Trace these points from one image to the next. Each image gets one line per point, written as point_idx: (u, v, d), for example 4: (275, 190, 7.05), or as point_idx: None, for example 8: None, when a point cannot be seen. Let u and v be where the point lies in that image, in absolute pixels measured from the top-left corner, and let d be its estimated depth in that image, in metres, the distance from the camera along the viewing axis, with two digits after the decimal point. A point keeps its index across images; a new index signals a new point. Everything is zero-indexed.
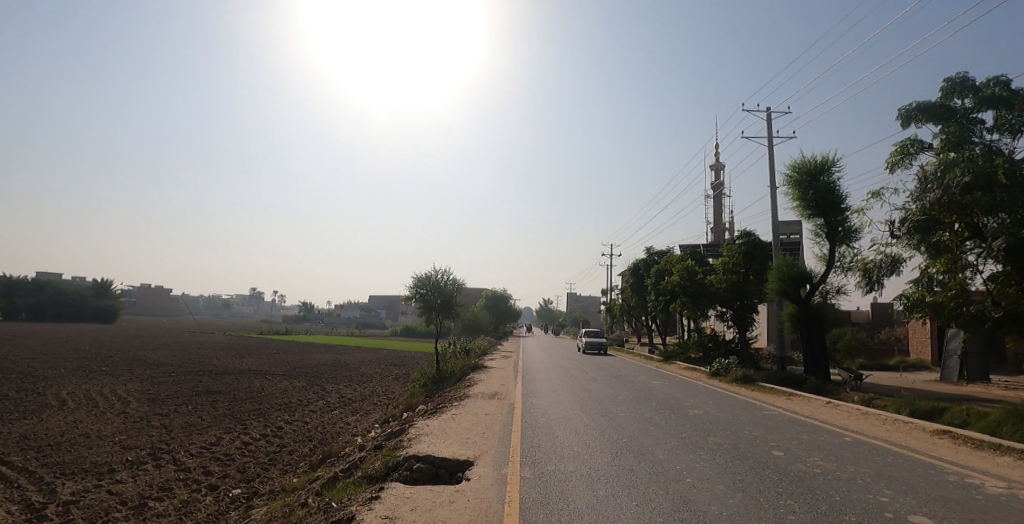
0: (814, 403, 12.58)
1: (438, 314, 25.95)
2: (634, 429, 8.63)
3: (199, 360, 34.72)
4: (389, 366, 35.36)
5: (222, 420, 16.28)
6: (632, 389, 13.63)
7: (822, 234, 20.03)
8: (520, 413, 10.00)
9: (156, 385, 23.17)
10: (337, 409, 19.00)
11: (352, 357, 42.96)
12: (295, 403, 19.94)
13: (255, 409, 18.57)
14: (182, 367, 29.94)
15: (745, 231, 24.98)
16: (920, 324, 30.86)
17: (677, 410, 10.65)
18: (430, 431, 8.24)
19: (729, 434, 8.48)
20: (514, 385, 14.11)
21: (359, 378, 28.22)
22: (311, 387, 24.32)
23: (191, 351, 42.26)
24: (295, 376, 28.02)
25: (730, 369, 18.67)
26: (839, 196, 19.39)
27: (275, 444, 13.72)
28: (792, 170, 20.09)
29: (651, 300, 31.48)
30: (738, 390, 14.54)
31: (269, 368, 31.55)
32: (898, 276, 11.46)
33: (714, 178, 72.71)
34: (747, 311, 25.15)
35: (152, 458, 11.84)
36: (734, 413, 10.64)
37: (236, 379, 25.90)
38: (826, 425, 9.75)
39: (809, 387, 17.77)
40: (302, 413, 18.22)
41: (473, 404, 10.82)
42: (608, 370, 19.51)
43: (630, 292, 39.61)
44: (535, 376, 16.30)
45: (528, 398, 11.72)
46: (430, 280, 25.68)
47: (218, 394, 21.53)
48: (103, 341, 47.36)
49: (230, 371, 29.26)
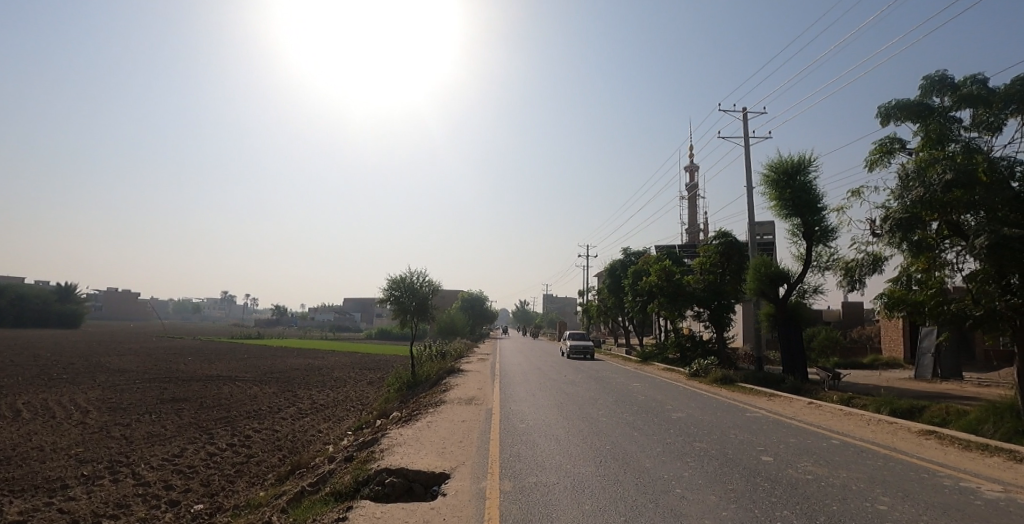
0: (796, 404, 12.44)
1: (414, 316, 25.33)
2: (618, 435, 8.27)
3: (165, 366, 33.34)
4: (366, 370, 34.48)
5: (187, 430, 15.36)
6: (613, 392, 13.31)
7: (799, 234, 20.10)
8: (498, 419, 9.54)
9: (116, 393, 21.99)
10: (309, 416, 18.23)
11: (327, 361, 41.86)
12: (265, 410, 19.08)
13: (222, 417, 17.64)
14: (146, 374, 28.65)
15: (722, 231, 25.05)
16: (891, 322, 31.45)
17: (660, 414, 10.33)
18: (403, 441, 7.72)
19: (716, 439, 8.18)
20: (492, 389, 13.65)
21: (333, 383, 27.36)
22: (282, 393, 23.44)
23: (157, 356, 40.55)
24: (267, 381, 27.03)
25: (710, 369, 18.55)
26: (816, 195, 19.50)
27: (241, 455, 12.92)
28: (769, 169, 20.11)
29: (629, 301, 31.33)
30: (719, 392, 14.35)
31: (239, 373, 30.47)
32: (879, 275, 11.41)
33: (691, 180, 73.53)
34: (725, 311, 25.17)
35: (110, 472, 10.89)
36: (717, 415, 10.39)
37: (203, 386, 24.84)
38: (812, 427, 9.54)
39: (787, 387, 17.75)
40: (271, 421, 17.34)
41: (449, 411, 10.32)
42: (588, 372, 19.21)
43: (608, 293, 39.57)
44: (514, 380, 15.88)
45: (507, 403, 11.26)
46: (404, 281, 25.06)
47: (184, 401, 20.52)
48: (64, 347, 45.19)
49: (197, 377, 28.12)
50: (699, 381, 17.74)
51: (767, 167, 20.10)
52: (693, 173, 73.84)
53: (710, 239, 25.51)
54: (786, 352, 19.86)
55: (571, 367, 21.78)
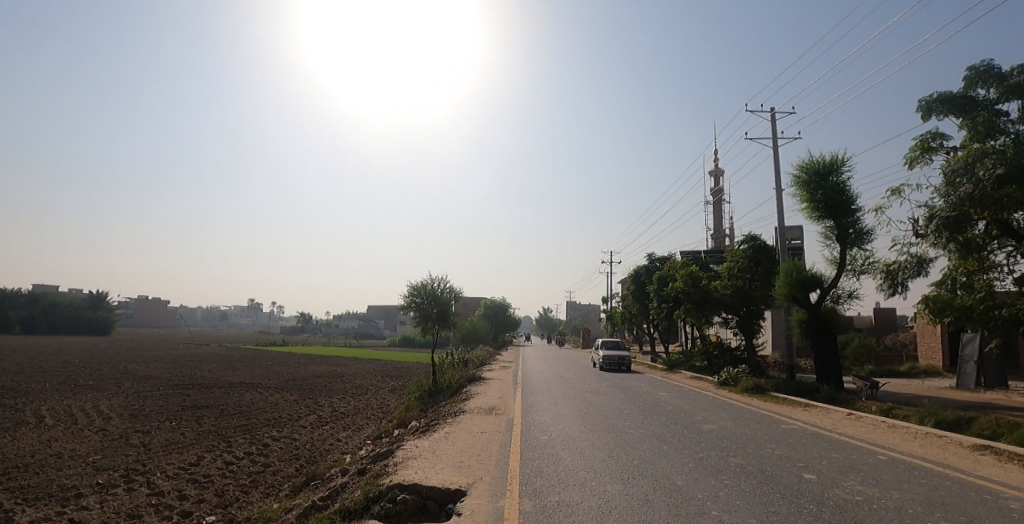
0: (835, 415, 11.73)
1: (435, 324, 25.12)
2: (645, 449, 7.79)
3: (190, 373, 33.86)
4: (386, 377, 34.40)
5: (206, 438, 15.43)
6: (638, 402, 12.79)
7: (832, 237, 19.29)
8: (519, 431, 9.14)
9: (140, 400, 22.27)
10: (328, 424, 18.10)
11: (348, 368, 42.03)
12: (285, 418, 19.03)
13: (241, 425, 17.66)
14: (171, 381, 29.08)
15: (751, 235, 24.27)
16: (929, 329, 30.06)
17: (690, 426, 9.79)
18: (420, 453, 7.38)
19: (751, 454, 7.64)
20: (513, 398, 13.26)
21: (353, 390, 27.27)
22: (303, 400, 23.44)
23: (182, 363, 41.25)
24: (287, 389, 27.05)
25: (740, 378, 17.82)
26: (849, 196, 18.68)
27: (259, 465, 12.82)
28: (799, 170, 19.37)
29: (654, 307, 30.61)
30: (750, 402, 13.69)
31: (261, 381, 30.72)
32: (924, 277, 10.80)
33: (715, 185, 72.16)
34: (754, 317, 24.30)
35: (125, 481, 11.14)
36: (751, 428, 9.79)
37: (225, 393, 25.03)
38: (854, 441, 8.89)
39: (822, 397, 16.92)
40: (291, 428, 17.28)
41: (469, 421, 9.96)
42: (612, 380, 18.66)
43: (631, 299, 38.84)
44: (535, 389, 15.47)
45: (528, 414, 10.84)
46: (426, 288, 24.86)
47: (205, 409, 20.63)
48: (93, 354, 46.36)
49: (221, 384, 28.41)
50: (728, 390, 17.01)
51: (798, 168, 19.36)
52: (716, 177, 72.50)
53: (738, 243, 24.76)
54: (820, 360, 18.97)
55: (594, 375, 21.22)
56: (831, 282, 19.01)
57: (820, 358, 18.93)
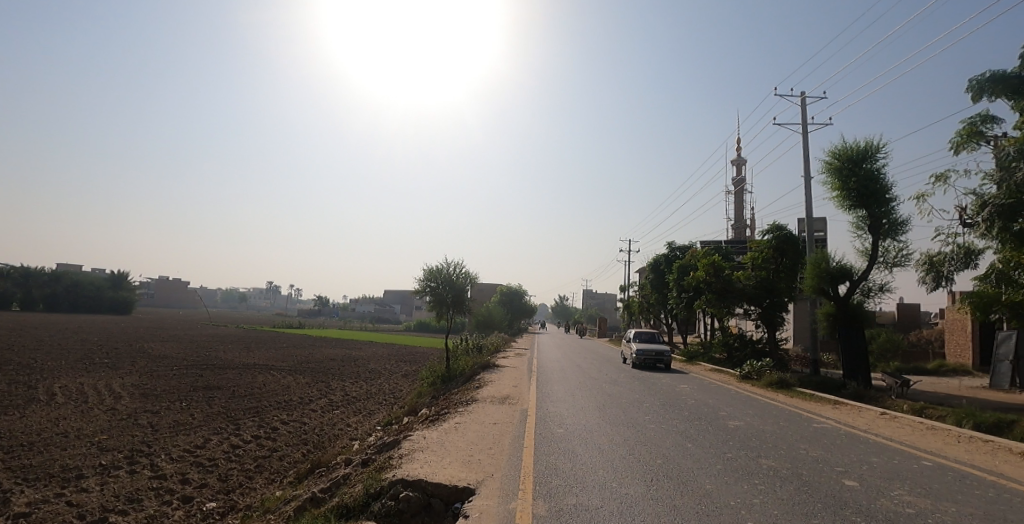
0: (867, 414, 11.06)
1: (450, 309, 24.75)
2: (669, 447, 7.25)
3: (205, 354, 34.15)
4: (400, 362, 34.28)
5: (214, 420, 15.48)
6: (658, 395, 12.24)
7: (864, 227, 18.36)
8: (534, 423, 8.66)
9: (154, 379, 22.42)
10: (339, 409, 17.95)
11: (361, 352, 42.12)
12: (296, 401, 18.94)
13: (252, 407, 17.57)
14: (186, 361, 29.29)
15: (777, 225, 23.43)
16: (961, 326, 28.83)
17: (715, 422, 9.23)
18: (427, 445, 6.96)
19: (784, 456, 7.06)
20: (527, 387, 12.82)
21: (366, 374, 27.14)
22: (315, 383, 23.38)
23: (199, 343, 41.72)
24: (300, 372, 26.99)
25: (763, 372, 17.16)
26: (884, 185, 17.69)
27: (267, 449, 12.66)
28: (831, 156, 18.41)
29: (674, 296, 29.95)
30: (776, 398, 13.05)
31: (275, 362, 30.79)
32: (971, 270, 9.94)
33: (737, 174, 70.48)
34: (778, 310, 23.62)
35: (127, 463, 11.44)
36: (780, 426, 9.19)
37: (239, 374, 25.11)
38: (894, 444, 8.23)
39: (849, 393, 16.20)
40: (301, 411, 17.15)
41: (481, 411, 9.52)
42: (628, 371, 18.13)
43: (650, 289, 38.11)
44: (550, 378, 15.03)
45: (543, 404, 10.36)
46: (440, 272, 24.45)
47: (217, 390, 20.66)
48: (113, 333, 47.20)
49: (235, 365, 28.58)
50: (751, 384, 16.37)
51: (830, 154, 18.40)
52: (738, 166, 70.82)
53: (763, 233, 23.95)
54: (847, 355, 18.19)
55: (610, 365, 20.69)
56: (861, 274, 18.12)
57: (847, 353, 18.15)
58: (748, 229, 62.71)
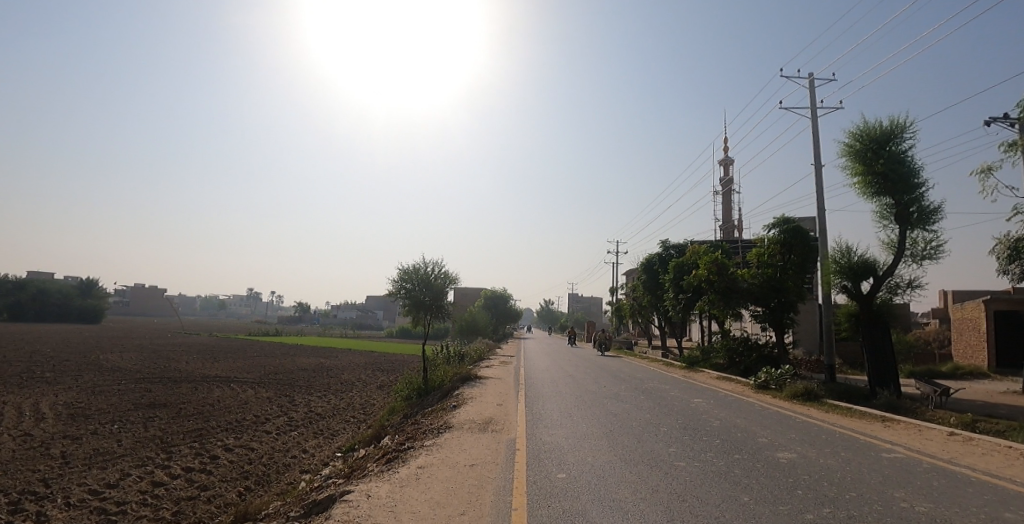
0: (935, 436, 8.96)
1: (427, 313, 22.43)
2: (716, 501, 5.07)
3: (166, 365, 31.31)
4: (377, 371, 31.76)
5: (144, 447, 12.90)
6: (673, 414, 10.12)
7: (889, 217, 16.56)
8: (525, 466, 6.37)
9: (94, 396, 19.69)
10: (297, 429, 15.46)
11: (337, 360, 39.43)
12: (248, 421, 16.36)
13: (194, 430, 14.97)
14: (140, 374, 26.50)
15: (784, 218, 21.87)
16: (973, 326, 27.18)
17: (760, 455, 7.04)
18: (371, 514, 4.65)
19: (883, 513, 4.96)
20: (515, 407, 10.59)
21: (337, 386, 24.62)
22: (279, 398, 20.90)
23: (162, 354, 38.76)
24: (263, 384, 24.34)
25: (784, 381, 14.70)
26: (912, 169, 15.88)
27: (196, 489, 10.14)
28: (852, 137, 16.61)
29: (669, 298, 27.91)
30: (811, 413, 10.93)
31: (240, 374, 28.15)
32: None
33: (724, 175, 69.15)
34: (787, 311, 21.78)
35: (8, 512, 8.84)
36: (847, 461, 7.04)
37: (194, 388, 22.48)
38: (1011, 485, 6.09)
39: (880, 403, 14.26)
40: (251, 434, 14.61)
41: (455, 444, 7.20)
42: (630, 382, 16.05)
43: (642, 291, 36.23)
44: (542, 393, 12.85)
45: (535, 433, 8.05)
46: (417, 272, 22.15)
47: (163, 408, 18.03)
48: (72, 343, 43.99)
49: (195, 377, 25.89)
50: (769, 395, 14.05)
51: (850, 135, 16.58)
52: (727, 166, 69.58)
53: (769, 227, 22.35)
54: (871, 360, 16.10)
55: (608, 376, 18.52)
56: (887, 269, 16.23)
57: (873, 358, 16.06)
58: (736, 229, 61.43)
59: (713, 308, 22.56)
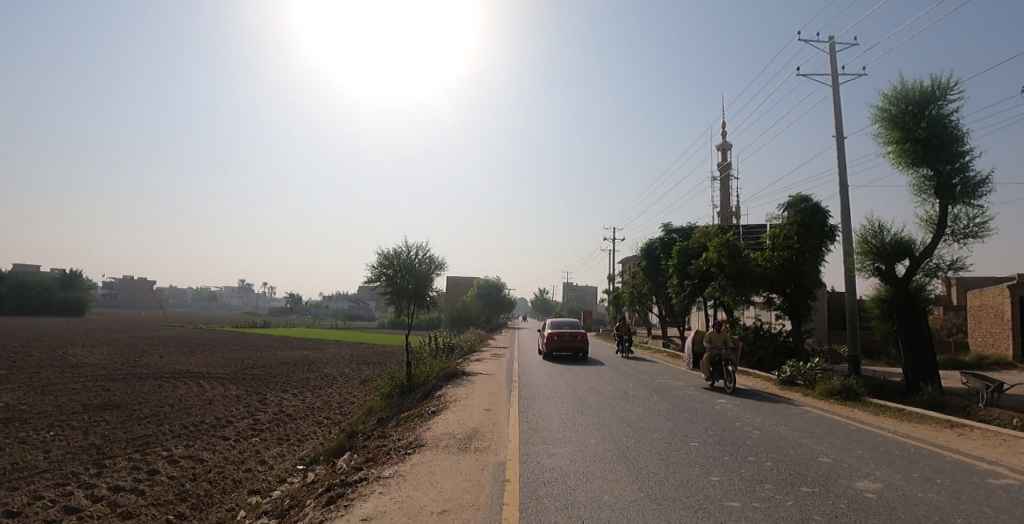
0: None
1: (411, 302, 20.54)
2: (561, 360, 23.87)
3: (134, 360, 29.13)
4: (362, 365, 29.83)
5: (71, 461, 10.93)
6: (696, 421, 8.37)
7: (927, 190, 14.73)
8: (517, 513, 4.45)
9: (41, 396, 17.63)
10: (260, 434, 13.54)
11: (322, 353, 37.39)
12: (206, 425, 14.39)
13: (139, 437, 13.02)
14: (102, 370, 24.35)
15: (801, 196, 20.14)
16: (996, 313, 25.58)
17: (837, 488, 5.21)
18: None
19: None
20: (507, 412, 8.76)
21: (316, 382, 22.67)
22: (248, 396, 18.95)
23: (136, 347, 36.47)
24: (235, 381, 22.39)
25: (813, 375, 12.90)
26: (955, 134, 13.97)
27: (114, 517, 7.97)
28: (885, 101, 14.73)
29: (673, 284, 26.10)
30: (858, 419, 9.20)
31: (212, 369, 26.11)
32: None
33: (721, 160, 67.24)
34: (805, 298, 20.04)
35: None
36: (953, 495, 5.23)
37: (157, 386, 20.44)
38: None
39: (923, 401, 12.56)
40: (204, 441, 12.72)
41: (423, 476, 5.30)
42: (637, 378, 14.23)
43: (642, 278, 34.39)
44: (537, 393, 11.05)
45: (532, 452, 6.20)
46: (399, 257, 20.20)
47: (113, 410, 16.01)
48: (42, 336, 41.75)
49: (161, 374, 23.84)
50: (798, 393, 12.26)
51: (883, 97, 14.63)
52: (724, 152, 67.70)
53: (782, 207, 20.69)
54: (907, 351, 14.22)
55: (612, 370, 16.77)
56: (924, 250, 14.45)
57: (907, 349, 14.28)
58: (734, 216, 59.70)
59: (725, 295, 20.67)
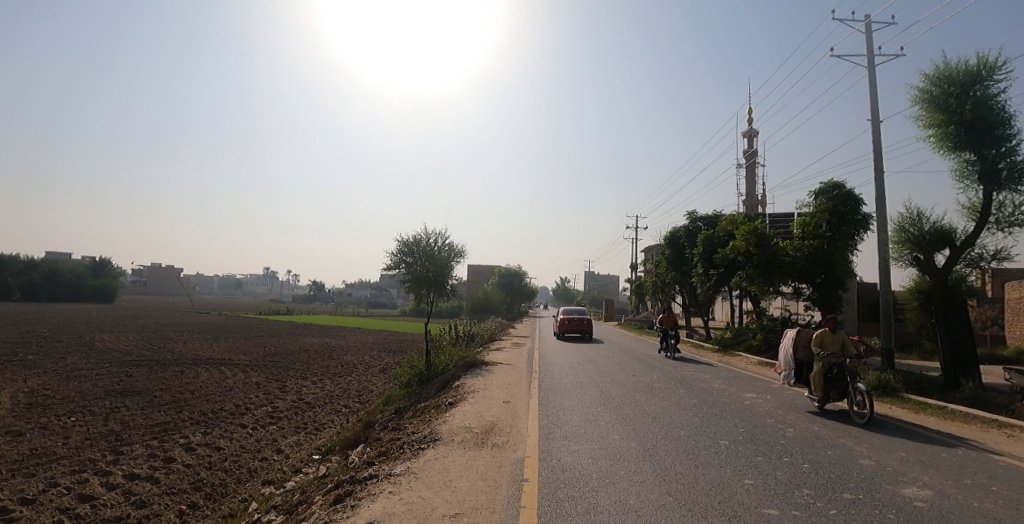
0: None
1: (431, 291, 20.35)
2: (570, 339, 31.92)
3: (162, 346, 29.77)
4: (382, 353, 29.94)
5: (91, 447, 11.07)
6: (724, 416, 7.99)
7: (970, 176, 13.85)
8: (535, 516, 4.16)
9: (70, 382, 18.04)
10: (278, 422, 13.57)
11: (343, 341, 37.75)
12: (225, 413, 14.48)
13: (158, 424, 13.16)
14: (130, 356, 24.89)
15: (833, 183, 19.37)
16: None
17: (882, 496, 4.79)
18: None
19: None
20: (527, 404, 8.49)
21: (336, 370, 22.79)
22: (269, 384, 19.10)
23: (163, 333, 37.31)
24: (256, 368, 22.64)
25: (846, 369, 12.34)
26: (1003, 116, 13.04)
27: (128, 506, 7.97)
28: (926, 81, 13.83)
29: (697, 274, 25.51)
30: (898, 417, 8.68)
31: (236, 356, 26.48)
32: None
33: (747, 146, 65.50)
34: (836, 289, 19.32)
35: None
36: (1015, 506, 4.77)
37: (181, 372, 20.77)
38: None
39: (964, 398, 11.91)
40: (222, 429, 12.80)
41: (436, 474, 5.04)
42: (661, 370, 13.84)
43: (665, 267, 33.75)
44: (558, 384, 10.76)
45: (552, 449, 5.91)
46: (418, 245, 20.00)
47: (137, 396, 16.25)
48: (74, 322, 43.06)
49: (187, 360, 24.26)
50: None
51: (923, 78, 13.72)
52: (750, 139, 65.90)
53: (813, 194, 19.93)
54: (947, 345, 13.48)
55: (634, 361, 16.41)
56: (966, 240, 13.64)
57: (948, 343, 13.45)
58: (760, 204, 58.17)
59: (751, 284, 20.06)
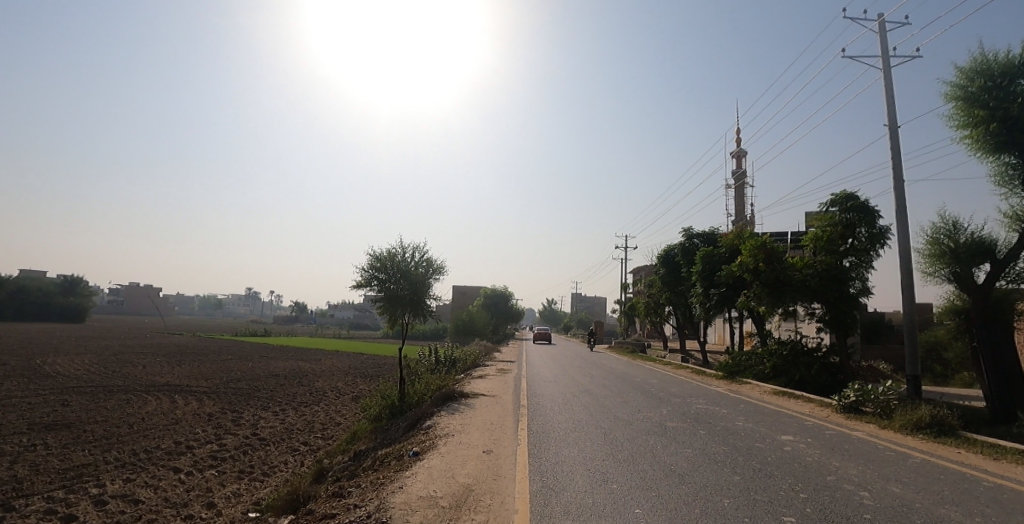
0: None
1: (406, 312, 18.39)
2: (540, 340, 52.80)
3: (116, 370, 27.26)
4: (357, 379, 27.71)
5: None
6: (772, 474, 6.12)
7: (1012, 181, 12.38)
8: None
9: None
10: (218, 465, 11.41)
11: (319, 364, 35.38)
12: (158, 453, 12.24)
13: (74, 468, 10.94)
14: (75, 382, 22.42)
15: (846, 194, 17.98)
16: None
17: None
18: None
19: None
20: (515, 456, 6.57)
21: (304, 398, 20.61)
22: (223, 415, 16.87)
23: (123, 355, 34.56)
24: (213, 396, 20.34)
25: (886, 403, 10.58)
26: None
27: None
28: (960, 78, 12.44)
29: (697, 294, 23.80)
30: (983, 471, 6.82)
31: (196, 381, 24.13)
32: None
33: (737, 167, 65.24)
34: (851, 310, 17.66)
35: None
36: None
37: (126, 401, 18.44)
38: None
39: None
40: (150, 474, 10.64)
41: None
42: (668, 404, 11.99)
43: (659, 287, 32.08)
44: (551, 424, 8.84)
45: None
46: (393, 260, 18.11)
47: (63, 430, 13.96)
48: (27, 342, 40.01)
49: (138, 386, 21.88)
50: (871, 426, 9.94)
51: (958, 72, 12.37)
52: (738, 158, 65.45)
53: (824, 207, 18.46)
54: (993, 372, 11.78)
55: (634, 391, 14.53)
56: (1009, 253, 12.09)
57: (994, 371, 11.83)
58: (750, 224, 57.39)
59: (759, 305, 18.38)
